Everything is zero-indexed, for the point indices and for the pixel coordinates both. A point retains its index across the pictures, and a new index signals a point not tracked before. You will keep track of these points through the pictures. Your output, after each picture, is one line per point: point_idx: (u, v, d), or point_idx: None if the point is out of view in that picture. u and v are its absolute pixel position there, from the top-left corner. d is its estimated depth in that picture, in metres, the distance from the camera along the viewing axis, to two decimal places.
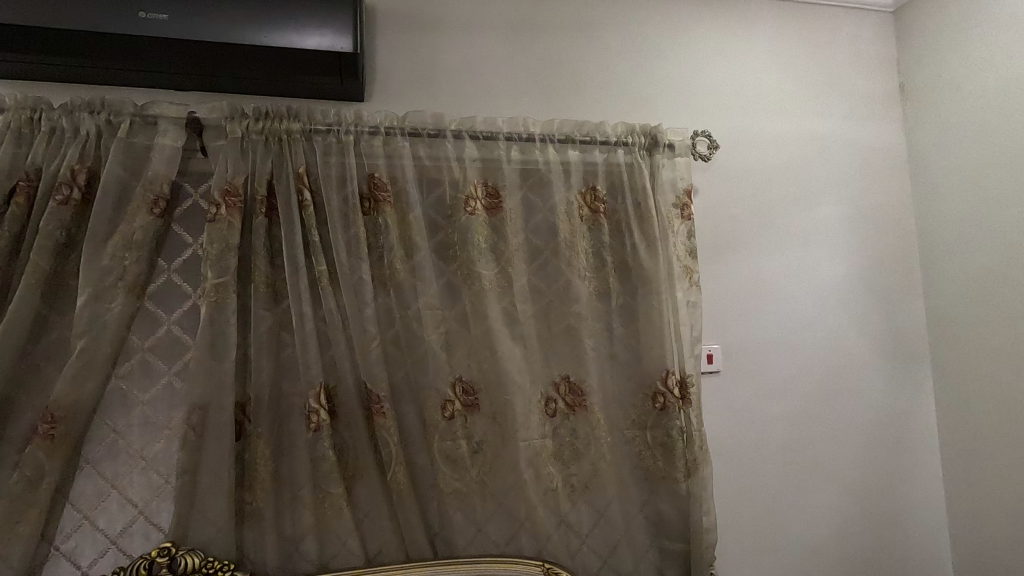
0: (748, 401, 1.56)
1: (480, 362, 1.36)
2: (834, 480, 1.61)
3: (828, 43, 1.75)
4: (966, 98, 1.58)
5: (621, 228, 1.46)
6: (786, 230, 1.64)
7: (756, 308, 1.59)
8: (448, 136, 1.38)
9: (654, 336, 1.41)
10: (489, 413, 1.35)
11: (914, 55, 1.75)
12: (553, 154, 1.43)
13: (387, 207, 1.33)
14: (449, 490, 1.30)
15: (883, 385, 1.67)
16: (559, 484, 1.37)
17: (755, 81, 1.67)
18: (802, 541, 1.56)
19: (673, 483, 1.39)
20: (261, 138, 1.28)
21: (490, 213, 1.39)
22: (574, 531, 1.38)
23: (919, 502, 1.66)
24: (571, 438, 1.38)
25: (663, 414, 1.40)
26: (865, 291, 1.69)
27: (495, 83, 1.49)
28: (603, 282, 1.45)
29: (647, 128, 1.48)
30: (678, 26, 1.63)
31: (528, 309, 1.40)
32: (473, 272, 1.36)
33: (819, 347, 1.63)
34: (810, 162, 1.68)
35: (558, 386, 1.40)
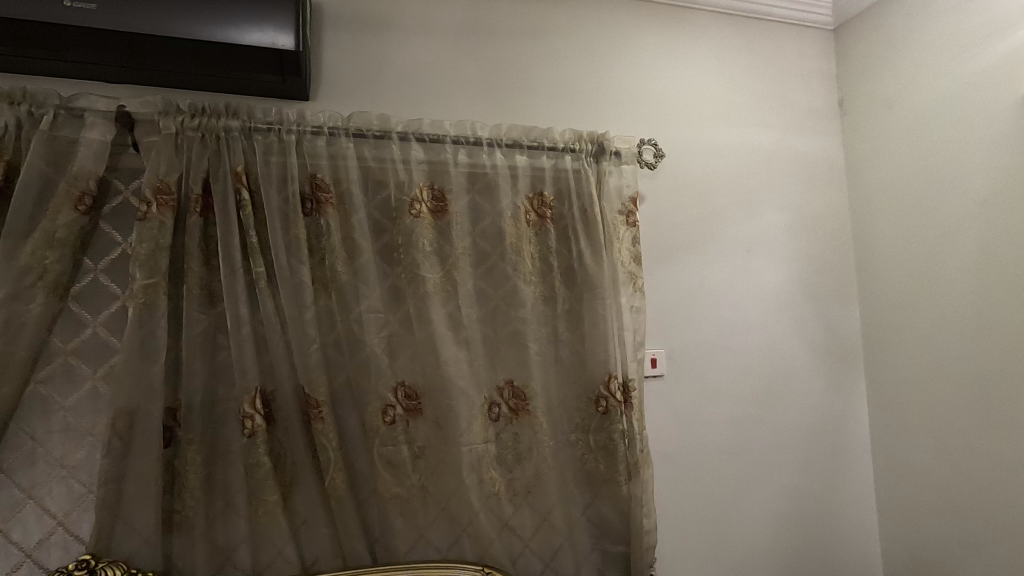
0: (691, 404, 1.60)
1: (424, 366, 1.35)
2: (773, 481, 1.66)
3: (772, 56, 1.81)
4: (899, 115, 1.66)
5: (568, 233, 1.48)
6: (730, 237, 1.69)
7: (700, 312, 1.63)
8: (393, 137, 1.37)
9: (598, 341, 1.43)
10: (432, 417, 1.35)
11: (851, 71, 1.83)
12: (501, 158, 1.43)
13: (329, 208, 1.31)
14: (389, 496, 1.29)
15: (819, 389, 1.73)
16: (502, 488, 1.37)
17: (702, 92, 1.71)
18: (741, 541, 1.61)
19: (615, 486, 1.41)
20: (197, 135, 1.24)
21: (436, 216, 1.39)
22: (517, 534, 1.38)
23: (852, 501, 1.73)
24: (514, 442, 1.39)
25: (605, 417, 1.42)
26: (805, 298, 1.75)
27: (444, 85, 1.49)
28: (549, 287, 1.46)
29: (595, 135, 1.50)
30: (627, 36, 1.66)
31: (473, 313, 1.40)
32: (417, 276, 1.35)
33: (761, 351, 1.69)
34: (753, 172, 1.74)
35: (501, 390, 1.40)
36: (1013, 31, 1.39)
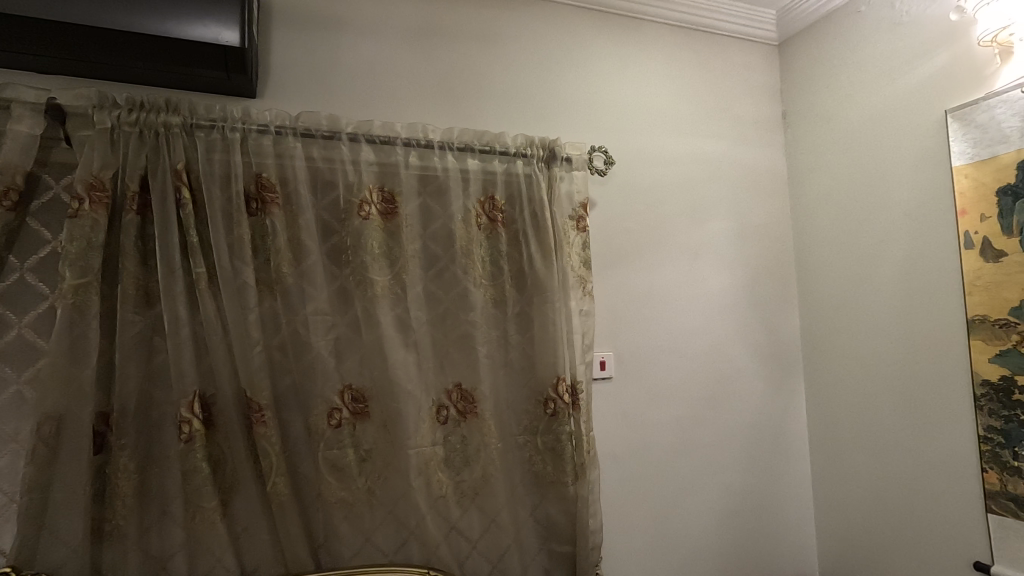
0: (638, 406, 1.64)
1: (372, 368, 1.34)
2: (716, 481, 1.71)
3: (720, 68, 1.87)
4: (836, 129, 1.74)
5: (518, 237, 1.49)
6: (677, 243, 1.74)
7: (648, 315, 1.68)
8: (343, 138, 1.35)
9: (548, 345, 1.45)
10: (380, 420, 1.34)
11: (793, 86, 1.91)
12: (452, 161, 1.44)
13: (275, 208, 1.29)
14: (334, 500, 1.27)
15: (760, 391, 1.80)
16: (449, 491, 1.38)
17: (652, 101, 1.76)
18: (685, 539, 1.65)
19: (561, 487, 1.43)
20: (134, 130, 1.20)
21: (386, 218, 1.38)
22: (464, 537, 1.39)
23: (791, 499, 1.80)
24: (462, 444, 1.40)
25: (553, 419, 1.44)
26: (748, 302, 1.82)
27: (396, 87, 1.48)
28: (499, 291, 1.47)
29: (547, 141, 1.52)
30: (580, 44, 1.69)
31: (422, 316, 1.40)
32: (366, 278, 1.33)
33: (705, 354, 1.74)
34: (700, 181, 1.79)
35: (450, 393, 1.41)
36: (936, 53, 1.47)
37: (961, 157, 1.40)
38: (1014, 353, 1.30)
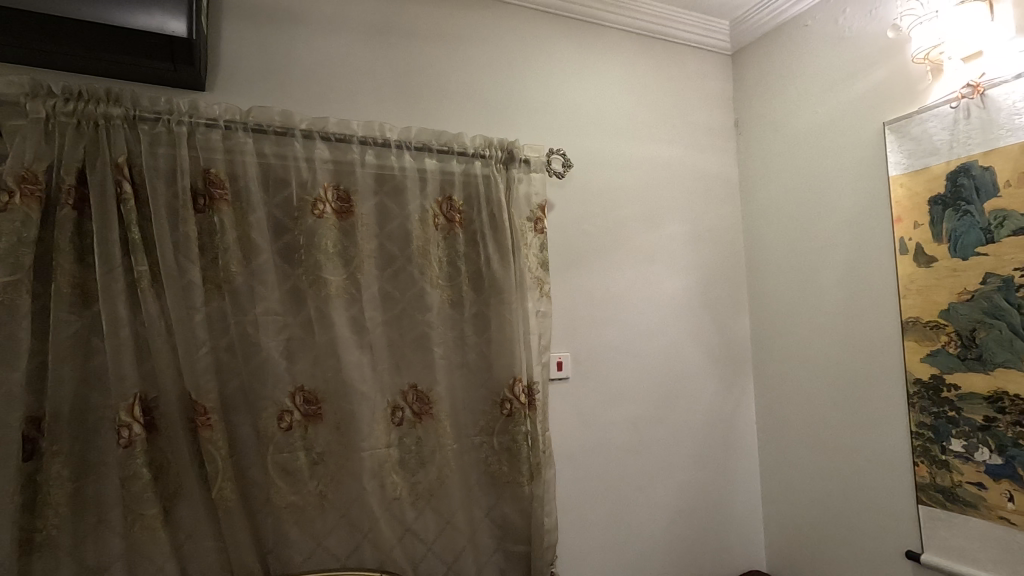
0: (593, 406, 1.66)
1: (325, 370, 1.32)
2: (669, 479, 1.75)
3: (676, 75, 1.92)
4: (784, 138, 1.81)
5: (476, 238, 1.49)
6: (634, 246, 1.77)
7: (604, 316, 1.70)
8: (296, 135, 1.32)
9: (504, 345, 1.46)
10: (333, 422, 1.32)
11: (745, 95, 1.97)
12: (409, 160, 1.43)
13: (223, 205, 1.25)
14: (284, 505, 1.24)
15: (712, 390, 1.85)
16: (404, 493, 1.37)
17: (609, 105, 1.79)
18: (639, 536, 1.69)
19: (517, 487, 1.45)
20: (71, 121, 1.14)
21: (341, 217, 1.36)
22: (419, 539, 1.38)
23: (740, 495, 1.86)
24: (417, 446, 1.39)
25: (509, 420, 1.45)
26: (701, 304, 1.87)
27: (352, 84, 1.46)
28: (456, 292, 1.47)
29: (505, 142, 1.53)
30: (540, 47, 1.70)
31: (378, 317, 1.38)
32: (320, 278, 1.31)
33: (660, 354, 1.78)
34: (656, 185, 1.83)
35: (405, 394, 1.40)
36: (876, 68, 1.54)
37: (897, 167, 1.48)
38: (944, 353, 1.37)
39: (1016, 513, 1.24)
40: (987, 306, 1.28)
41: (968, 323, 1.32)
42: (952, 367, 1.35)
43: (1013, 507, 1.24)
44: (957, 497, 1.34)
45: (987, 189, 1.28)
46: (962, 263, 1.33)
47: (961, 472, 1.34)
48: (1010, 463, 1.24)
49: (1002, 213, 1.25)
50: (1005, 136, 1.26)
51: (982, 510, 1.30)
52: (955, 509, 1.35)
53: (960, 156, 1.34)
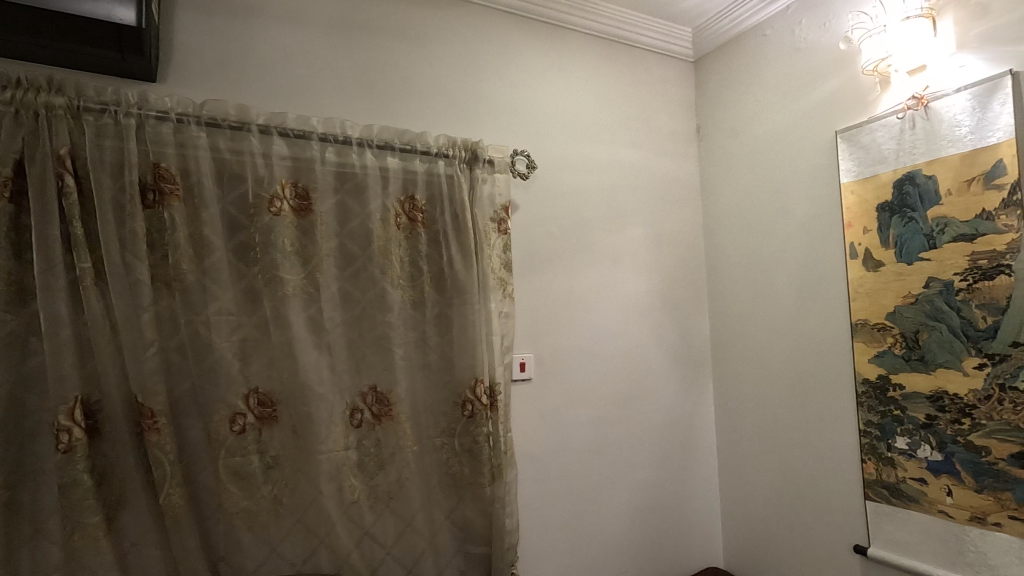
0: (556, 407, 1.67)
1: (281, 372, 1.28)
2: (631, 479, 1.78)
3: (640, 80, 1.95)
4: (744, 144, 1.86)
5: (439, 238, 1.48)
6: (597, 248, 1.79)
7: (568, 318, 1.71)
8: (252, 130, 1.28)
9: (466, 346, 1.46)
10: (289, 425, 1.29)
11: (707, 101, 2.02)
12: (371, 158, 1.40)
13: (174, 201, 1.20)
14: (236, 510, 1.21)
15: (673, 390, 1.89)
16: (362, 496, 1.35)
17: (574, 107, 1.80)
18: (600, 536, 1.70)
19: (478, 488, 1.44)
20: (8, 109, 1.08)
21: (299, 215, 1.33)
22: (378, 542, 1.36)
23: (699, 494, 1.90)
24: (377, 448, 1.37)
25: (471, 421, 1.45)
26: (663, 305, 1.90)
27: (313, 80, 1.43)
28: (418, 292, 1.46)
29: (469, 142, 1.52)
30: (505, 48, 1.70)
31: (337, 317, 1.35)
32: (276, 277, 1.28)
33: (622, 356, 1.80)
34: (620, 188, 1.86)
35: (365, 396, 1.37)
36: (830, 77, 1.59)
37: (848, 175, 1.53)
38: (890, 354, 1.42)
39: (954, 507, 1.29)
40: (930, 309, 1.34)
41: (913, 325, 1.37)
42: (898, 368, 1.40)
43: (952, 501, 1.30)
44: (901, 492, 1.39)
45: (931, 197, 1.33)
46: (908, 268, 1.38)
47: (904, 468, 1.39)
48: (950, 459, 1.30)
49: (945, 221, 1.31)
50: (947, 146, 1.31)
51: (923, 505, 1.35)
52: (899, 504, 1.40)
53: (906, 164, 1.39)
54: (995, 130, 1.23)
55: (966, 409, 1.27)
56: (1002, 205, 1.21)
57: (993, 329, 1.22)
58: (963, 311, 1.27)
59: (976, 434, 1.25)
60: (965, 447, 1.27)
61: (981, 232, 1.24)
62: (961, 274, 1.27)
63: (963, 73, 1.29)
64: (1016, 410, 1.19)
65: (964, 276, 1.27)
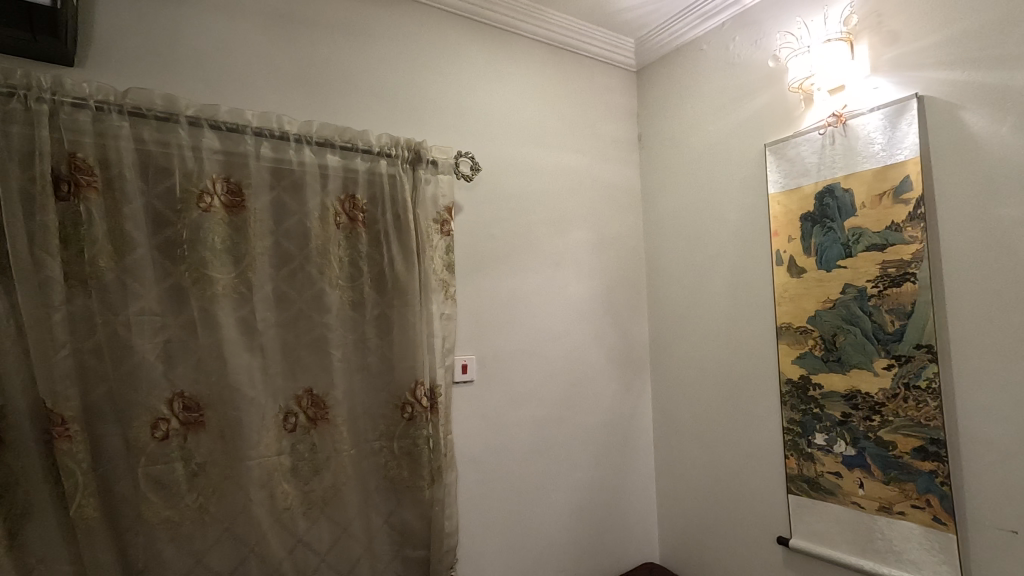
0: (498, 409, 1.67)
1: (209, 374, 1.23)
2: (571, 478, 1.81)
3: (585, 87, 1.99)
4: (681, 153, 1.93)
5: (380, 239, 1.46)
6: (541, 251, 1.81)
7: (511, 320, 1.72)
8: (180, 121, 1.22)
9: (407, 348, 1.45)
10: (217, 430, 1.23)
11: (648, 110, 2.08)
12: (309, 155, 1.37)
13: (92, 194, 1.13)
14: (157, 520, 1.15)
15: (613, 390, 1.93)
16: (295, 502, 1.31)
17: (520, 111, 1.82)
18: (539, 536, 1.72)
19: (417, 491, 1.43)
20: None
21: (231, 211, 1.28)
22: (312, 550, 1.32)
23: (637, 491, 1.96)
24: (312, 453, 1.34)
25: (411, 424, 1.44)
26: (605, 308, 1.95)
27: (250, 73, 1.38)
28: (357, 293, 1.43)
29: (412, 143, 1.51)
30: (451, 49, 1.70)
31: (271, 318, 1.31)
32: (205, 276, 1.23)
33: (564, 357, 1.83)
34: (564, 192, 1.89)
35: (300, 399, 1.34)
36: (761, 93, 1.68)
37: (775, 186, 1.61)
38: (811, 355, 1.51)
39: (866, 498, 1.39)
40: (846, 314, 1.43)
41: (831, 328, 1.46)
42: (817, 368, 1.49)
43: (864, 493, 1.39)
44: (820, 485, 1.48)
45: (848, 209, 1.43)
46: (827, 275, 1.47)
47: (822, 462, 1.48)
48: (862, 453, 1.39)
49: (859, 231, 1.40)
50: (862, 162, 1.40)
51: (838, 496, 1.44)
52: (817, 497, 1.49)
53: (826, 178, 1.48)
54: (902, 148, 1.32)
55: (876, 407, 1.36)
56: (908, 218, 1.31)
57: (900, 332, 1.32)
58: (874, 315, 1.37)
59: (885, 429, 1.35)
60: (875, 442, 1.37)
61: (891, 242, 1.34)
62: (873, 280, 1.37)
63: (876, 94, 1.39)
64: (918, 407, 1.28)
65: (875, 283, 1.36)
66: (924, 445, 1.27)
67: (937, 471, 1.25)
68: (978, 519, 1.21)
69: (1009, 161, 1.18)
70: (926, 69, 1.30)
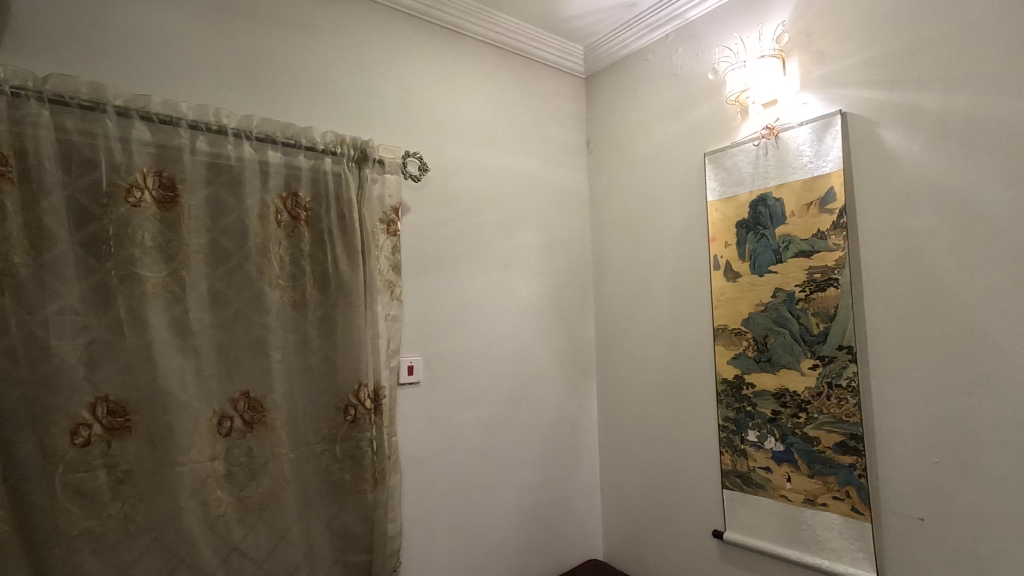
0: (444, 410, 1.67)
1: (136, 378, 1.17)
2: (517, 478, 1.82)
3: (535, 91, 2.01)
4: (627, 159, 1.98)
5: (324, 238, 1.43)
6: (489, 252, 1.82)
7: (458, 321, 1.72)
8: (107, 110, 1.16)
9: (350, 350, 1.43)
10: (145, 436, 1.18)
11: (596, 116, 2.13)
12: (248, 150, 1.33)
13: (6, 185, 1.06)
14: (76, 532, 1.08)
15: (560, 391, 1.97)
16: (230, 509, 1.26)
17: (470, 112, 1.82)
18: (485, 537, 1.73)
19: (359, 494, 1.42)
20: None
21: (163, 206, 1.23)
22: (247, 558, 1.28)
23: (581, 490, 2.00)
24: (248, 458, 1.30)
25: (354, 426, 1.42)
26: (552, 310, 1.98)
27: (186, 64, 1.33)
28: (299, 293, 1.40)
29: (358, 141, 1.48)
30: (400, 48, 1.69)
31: (206, 318, 1.26)
32: (133, 274, 1.17)
33: (512, 358, 1.85)
34: (514, 194, 1.91)
35: (236, 402, 1.29)
36: (700, 104, 1.74)
37: (714, 193, 1.68)
38: (744, 356, 1.58)
39: (793, 491, 1.46)
40: (776, 317, 1.51)
41: (762, 330, 1.54)
42: (750, 368, 1.56)
43: (791, 486, 1.46)
44: (752, 480, 1.55)
45: (779, 217, 1.50)
46: (759, 279, 1.55)
47: (754, 458, 1.55)
48: (790, 449, 1.47)
49: (789, 238, 1.48)
50: (792, 173, 1.48)
51: (769, 490, 1.52)
52: (749, 491, 1.56)
53: (760, 187, 1.56)
54: (828, 161, 1.41)
55: (802, 405, 1.44)
56: (832, 226, 1.39)
57: (824, 334, 1.40)
58: (801, 318, 1.45)
59: (810, 426, 1.43)
60: (801, 437, 1.45)
61: (817, 249, 1.42)
62: (801, 285, 1.45)
63: (806, 109, 1.48)
64: (840, 405, 1.37)
65: (803, 287, 1.44)
66: (844, 440, 1.36)
67: (856, 464, 1.33)
68: (891, 508, 1.30)
69: (920, 176, 1.27)
70: (849, 88, 1.39)
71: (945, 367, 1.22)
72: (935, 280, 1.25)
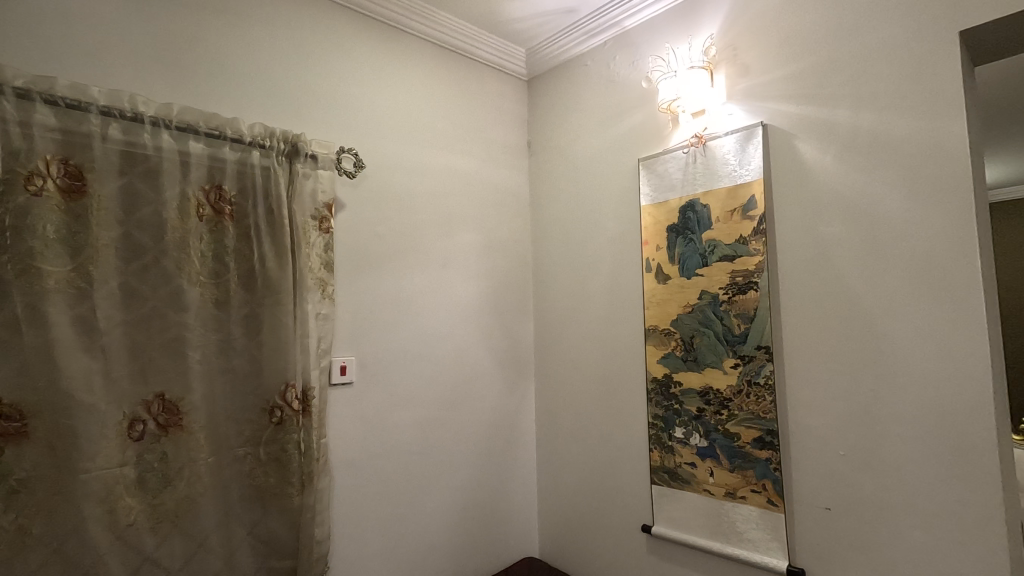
0: (378, 410, 1.64)
1: (35, 380, 1.09)
2: (453, 478, 1.82)
3: (476, 91, 2.02)
4: (566, 162, 2.01)
5: (250, 233, 1.38)
6: (427, 251, 1.81)
7: (394, 320, 1.70)
8: (5, 92, 1.08)
9: (277, 349, 1.38)
10: (44, 442, 1.10)
11: (537, 118, 2.15)
12: (167, 140, 1.26)
13: None
14: None
15: (498, 390, 1.98)
16: (142, 517, 1.20)
17: (409, 109, 1.80)
18: (419, 538, 1.71)
19: (285, 499, 1.37)
20: None
21: (69, 196, 1.15)
22: (160, 568, 1.22)
23: (518, 489, 2.01)
24: (162, 463, 1.23)
25: (280, 428, 1.38)
26: (491, 309, 1.98)
27: (99, 46, 1.25)
28: (222, 290, 1.35)
29: (289, 134, 1.44)
30: (337, 41, 1.65)
31: (116, 317, 1.19)
32: (33, 268, 1.09)
33: (449, 357, 1.84)
34: (453, 193, 1.90)
35: (149, 405, 1.23)
36: (635, 111, 1.80)
37: (646, 198, 1.72)
38: (672, 356, 1.64)
39: (715, 485, 1.52)
40: (702, 318, 1.57)
41: (689, 331, 1.60)
42: (677, 367, 1.62)
43: (714, 481, 1.52)
44: (678, 475, 1.61)
45: (705, 222, 1.56)
46: (687, 281, 1.60)
47: (680, 454, 1.60)
48: (712, 444, 1.53)
49: (713, 242, 1.54)
50: (718, 180, 1.55)
51: (693, 485, 1.57)
52: (675, 486, 1.62)
53: (688, 193, 1.62)
54: (749, 170, 1.48)
55: (724, 402, 1.50)
56: (753, 232, 1.46)
57: (744, 334, 1.47)
58: (724, 319, 1.51)
59: (731, 422, 1.49)
60: (723, 433, 1.51)
61: (739, 254, 1.48)
62: (724, 288, 1.51)
63: (732, 120, 1.55)
64: (758, 402, 1.44)
65: (726, 290, 1.51)
66: (761, 435, 1.43)
67: (771, 458, 1.41)
68: (802, 499, 1.38)
69: (831, 187, 1.36)
70: (770, 101, 1.47)
71: (850, 366, 1.31)
72: (842, 284, 1.33)
